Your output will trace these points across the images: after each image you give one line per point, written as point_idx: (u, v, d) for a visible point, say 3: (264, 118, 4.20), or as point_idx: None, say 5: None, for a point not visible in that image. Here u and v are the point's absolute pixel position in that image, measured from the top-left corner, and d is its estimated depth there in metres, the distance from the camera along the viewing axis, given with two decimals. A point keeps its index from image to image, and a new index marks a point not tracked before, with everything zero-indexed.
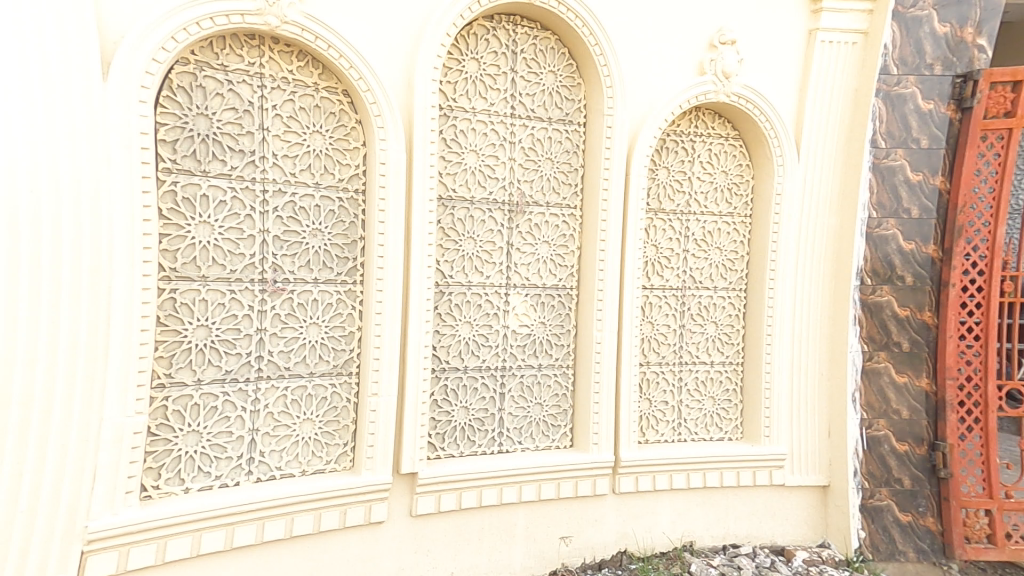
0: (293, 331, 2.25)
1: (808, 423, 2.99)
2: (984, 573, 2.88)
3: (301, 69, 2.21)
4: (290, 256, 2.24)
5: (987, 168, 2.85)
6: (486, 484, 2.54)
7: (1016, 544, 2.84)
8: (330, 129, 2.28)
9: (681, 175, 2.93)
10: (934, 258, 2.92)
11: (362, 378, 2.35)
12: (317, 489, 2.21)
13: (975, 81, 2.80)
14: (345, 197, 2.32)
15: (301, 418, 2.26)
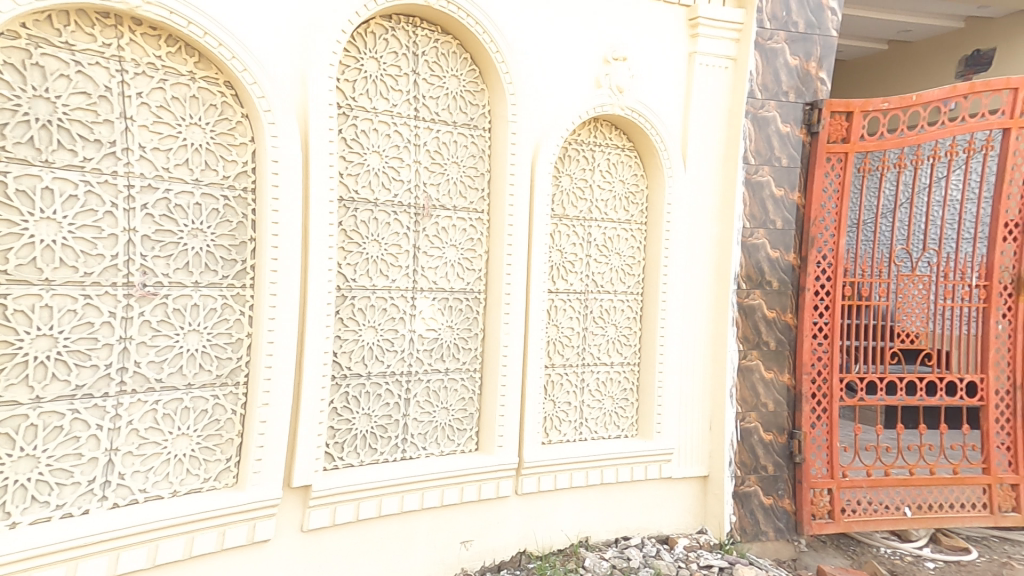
0: (167, 339, 2.05)
1: (693, 418, 3.26)
2: (824, 545, 3.31)
3: (171, 55, 2.03)
4: (165, 257, 2.04)
5: (831, 186, 3.30)
6: (386, 493, 2.49)
7: (849, 517, 3.29)
8: (211, 123, 2.12)
9: (583, 183, 3.09)
10: (794, 265, 3.33)
11: (250, 389, 2.20)
12: (187, 513, 2.03)
13: (819, 110, 3.22)
14: (231, 195, 2.16)
15: (174, 434, 2.07)
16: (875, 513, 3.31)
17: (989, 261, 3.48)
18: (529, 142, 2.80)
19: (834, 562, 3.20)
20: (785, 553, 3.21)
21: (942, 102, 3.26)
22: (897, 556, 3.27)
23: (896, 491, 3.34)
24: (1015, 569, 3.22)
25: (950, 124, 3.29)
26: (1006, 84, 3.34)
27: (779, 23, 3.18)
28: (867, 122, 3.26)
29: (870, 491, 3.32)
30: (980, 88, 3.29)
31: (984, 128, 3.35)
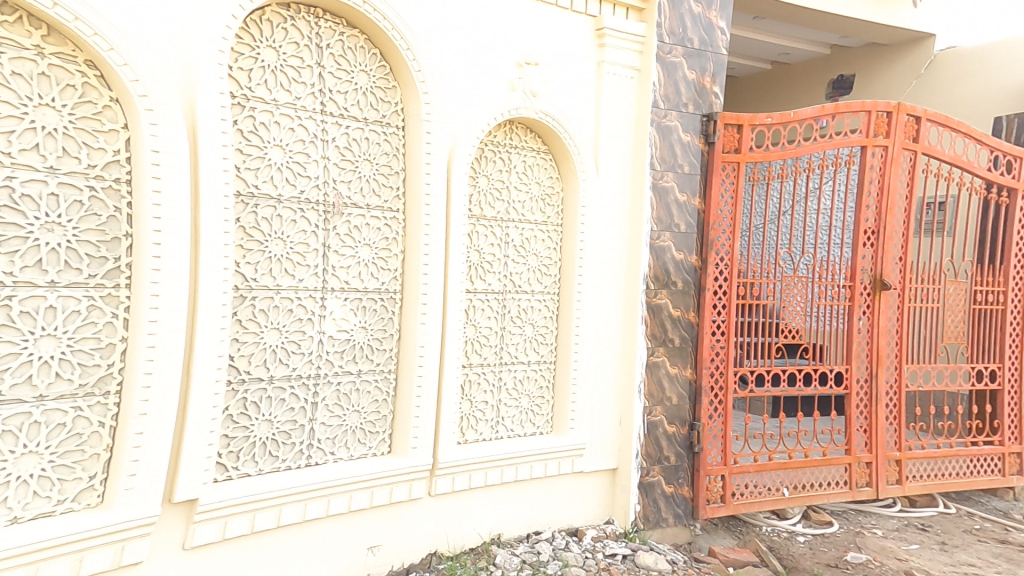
0: (11, 346, 1.82)
1: (603, 413, 3.41)
2: (716, 527, 3.61)
3: (11, 25, 1.81)
4: (9, 254, 1.81)
5: (727, 194, 3.59)
6: (286, 502, 2.38)
7: (739, 500, 3.60)
8: (69, 104, 1.91)
9: (501, 184, 3.12)
10: (696, 266, 3.58)
11: (123, 400, 2.01)
12: (36, 540, 1.82)
13: (714, 122, 3.49)
14: (98, 185, 1.96)
15: (19, 452, 1.84)
16: (759, 495, 3.65)
17: (853, 265, 3.96)
18: (445, 143, 2.79)
19: (722, 543, 3.48)
20: (682, 538, 3.45)
21: (813, 120, 3.65)
22: (775, 533, 3.61)
23: (776, 474, 3.71)
24: (867, 537, 3.67)
25: (821, 140, 3.70)
26: (863, 107, 3.80)
27: (677, 38, 3.37)
28: (754, 135, 3.59)
29: (756, 475, 3.66)
30: (842, 109, 3.72)
31: (846, 146, 3.80)
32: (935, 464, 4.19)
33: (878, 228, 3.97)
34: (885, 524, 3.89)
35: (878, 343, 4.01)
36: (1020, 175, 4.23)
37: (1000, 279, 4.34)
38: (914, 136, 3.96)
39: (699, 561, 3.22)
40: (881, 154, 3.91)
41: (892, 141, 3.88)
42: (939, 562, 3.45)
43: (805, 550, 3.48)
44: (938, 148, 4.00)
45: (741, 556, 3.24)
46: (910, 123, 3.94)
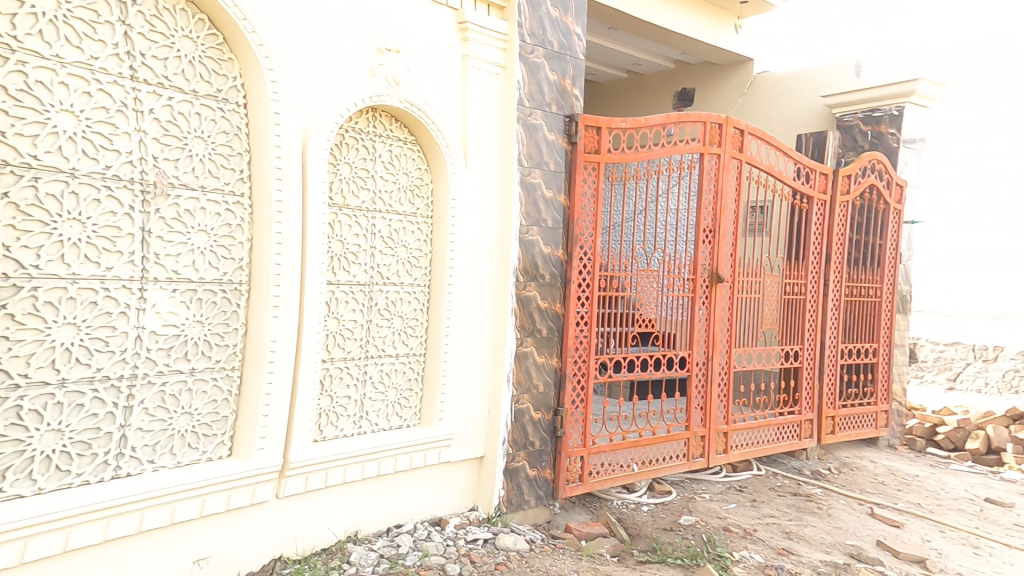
0: None
1: (472, 404, 3.44)
2: (574, 505, 3.87)
3: None
4: None
5: (589, 192, 3.81)
6: (78, 522, 2.10)
7: (595, 478, 3.88)
8: None
9: (364, 173, 3.01)
10: (562, 260, 3.75)
11: None
12: None
13: (576, 122, 3.66)
14: None
15: None
16: (613, 472, 3.97)
17: (695, 260, 4.45)
18: (297, 126, 2.62)
19: (578, 518, 3.73)
20: (542, 517, 3.63)
21: (660, 127, 4.02)
22: (623, 505, 3.97)
23: (628, 452, 4.07)
24: (697, 501, 4.24)
25: (667, 146, 4.10)
26: (699, 118, 4.26)
27: (538, 40, 3.49)
28: (611, 137, 3.85)
29: (610, 454, 3.98)
30: (682, 118, 4.15)
31: (686, 152, 4.24)
32: (753, 433, 4.93)
33: (714, 227, 4.50)
34: (711, 488, 4.53)
35: (713, 330, 4.56)
36: (817, 185, 5.08)
37: (803, 273, 5.17)
38: (739, 147, 4.54)
39: (556, 537, 3.43)
40: (715, 161, 4.42)
41: (723, 150, 4.41)
42: (749, 516, 4.18)
43: (647, 518, 3.88)
44: (758, 158, 4.62)
45: (593, 529, 3.51)
46: (736, 135, 4.51)
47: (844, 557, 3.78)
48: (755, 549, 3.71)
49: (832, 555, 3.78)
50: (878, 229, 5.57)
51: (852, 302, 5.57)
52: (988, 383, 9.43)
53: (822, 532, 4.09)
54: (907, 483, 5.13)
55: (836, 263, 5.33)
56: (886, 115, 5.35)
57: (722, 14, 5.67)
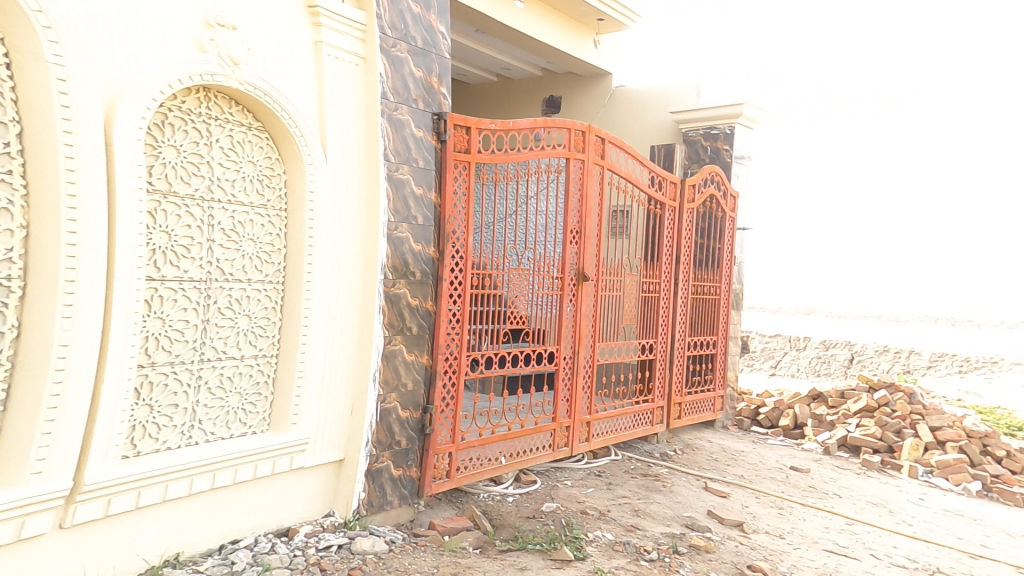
0: None
1: (333, 406, 3.27)
2: (439, 501, 3.91)
3: None
4: None
5: (460, 190, 3.78)
6: (30, 512, 2.22)
7: (462, 473, 3.89)
8: None
9: (197, 158, 2.73)
10: (434, 257, 3.65)
11: None
12: None
13: (444, 120, 3.62)
14: None
15: None
16: (481, 466, 4.03)
17: (564, 260, 4.69)
18: (91, 99, 2.30)
19: (443, 514, 3.74)
20: (404, 517, 3.57)
21: (528, 131, 4.18)
22: (489, 498, 4.09)
23: (496, 446, 4.17)
24: (559, 488, 4.50)
25: (535, 150, 4.27)
26: (564, 125, 4.50)
27: (399, 33, 3.42)
28: (480, 138, 3.89)
29: (479, 449, 4.03)
30: (549, 124, 4.36)
31: (553, 156, 4.45)
32: (612, 421, 5.36)
33: (580, 229, 4.79)
34: (573, 475, 4.84)
35: (579, 326, 4.86)
36: (667, 193, 5.67)
37: (657, 273, 5.73)
38: (601, 154, 4.88)
39: (419, 536, 3.41)
40: (580, 167, 4.71)
41: (586, 156, 4.71)
42: (605, 498, 4.56)
43: (511, 508, 4.04)
44: (617, 166, 5.01)
45: (457, 523, 3.55)
46: (598, 143, 4.83)
47: (681, 527, 4.31)
48: (607, 528, 4.06)
49: (671, 527, 4.28)
50: (718, 234, 6.33)
51: (698, 299, 6.29)
52: (799, 368, 11.84)
53: (665, 508, 4.61)
54: (735, 458, 5.96)
55: (684, 264, 5.98)
56: (722, 133, 6.09)
57: (582, 29, 6.05)
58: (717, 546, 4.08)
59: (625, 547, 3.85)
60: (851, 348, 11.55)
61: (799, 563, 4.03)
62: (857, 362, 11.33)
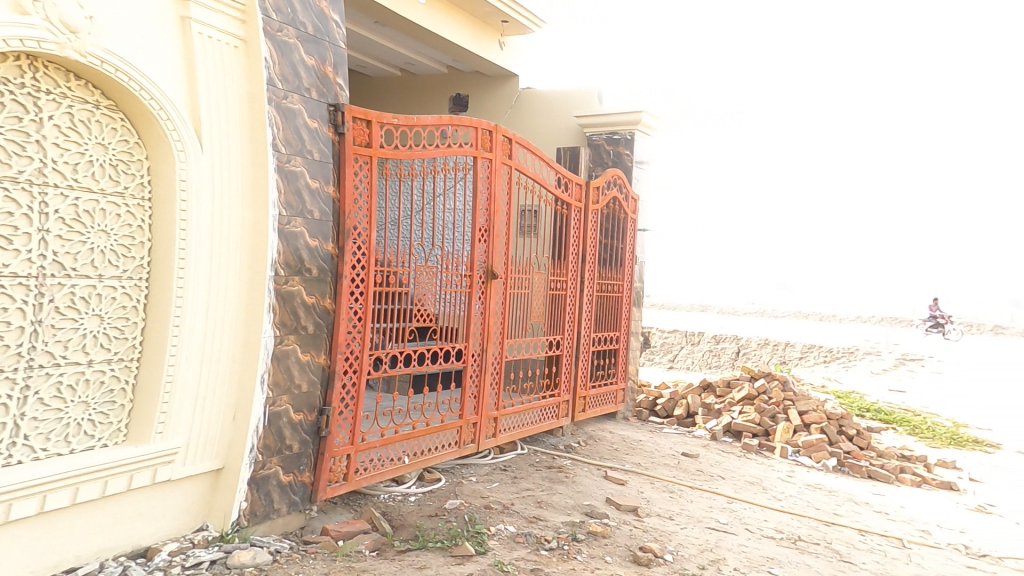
0: None
1: (211, 412, 3.06)
2: (335, 506, 3.78)
3: None
4: None
5: (362, 185, 3.64)
6: None
7: (361, 476, 3.79)
8: None
9: (22, 138, 2.47)
10: (333, 254, 3.47)
11: None
12: None
13: (342, 112, 3.47)
14: None
15: None
16: (383, 467, 3.96)
17: (472, 258, 4.71)
18: None
19: (338, 518, 3.63)
20: (294, 524, 3.41)
21: (433, 127, 4.14)
22: (390, 498, 4.03)
23: (400, 446, 4.11)
24: (464, 484, 4.53)
25: (441, 147, 4.24)
26: (471, 123, 4.51)
27: (286, 18, 3.24)
28: (383, 132, 3.78)
29: (381, 449, 3.95)
30: (455, 121, 4.34)
31: (459, 154, 4.43)
32: (520, 416, 5.47)
33: (488, 228, 4.83)
34: (478, 471, 4.89)
35: (488, 323, 4.90)
36: (573, 194, 5.89)
37: (564, 272, 5.93)
38: (508, 154, 4.96)
39: (309, 543, 3.28)
40: (488, 166, 4.75)
41: (494, 155, 4.76)
42: (509, 492, 4.66)
43: (413, 507, 4.01)
44: (524, 166, 5.13)
45: (353, 527, 3.47)
46: (505, 143, 4.91)
47: (581, 515, 4.51)
48: (509, 521, 4.16)
49: (572, 516, 4.47)
50: (621, 234, 6.68)
51: (602, 296, 6.60)
52: (693, 360, 13.36)
53: (567, 497, 4.80)
54: (633, 447, 6.34)
55: (590, 263, 6.25)
56: (623, 138, 6.39)
57: (488, 31, 6.11)
58: (613, 531, 4.32)
59: (526, 539, 3.96)
60: (737, 342, 13.29)
61: (684, 541, 4.38)
62: (742, 355, 12.92)
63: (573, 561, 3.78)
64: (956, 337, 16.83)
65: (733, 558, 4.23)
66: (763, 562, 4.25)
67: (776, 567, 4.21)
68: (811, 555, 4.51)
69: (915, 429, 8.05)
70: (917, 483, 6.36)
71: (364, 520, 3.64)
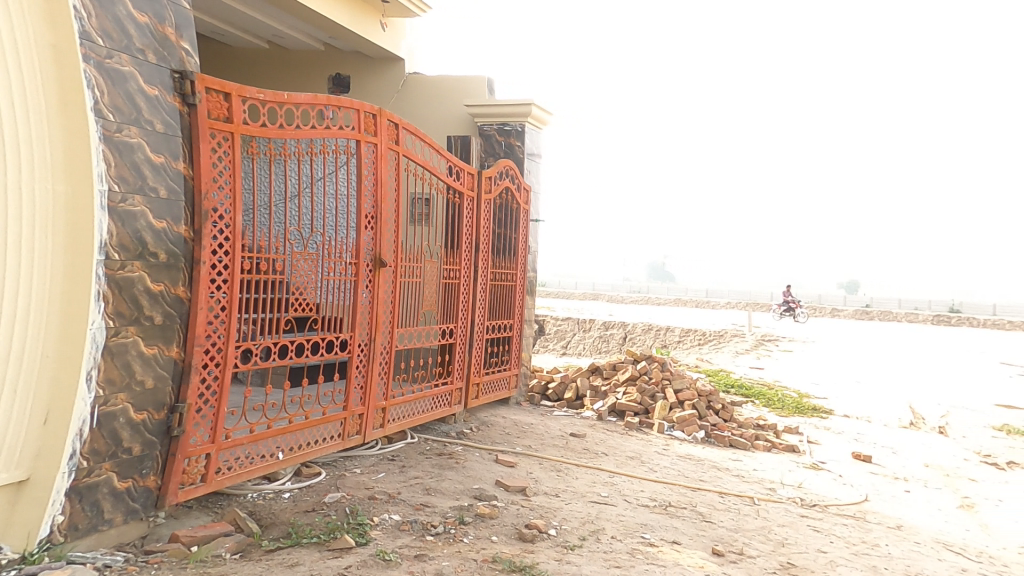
0: None
1: (12, 413, 2.73)
2: (189, 511, 3.53)
3: None
4: None
5: (222, 163, 3.36)
6: None
7: (223, 475, 3.55)
8: None
9: None
10: (187, 238, 3.20)
11: None
12: None
13: (190, 81, 3.18)
14: None
15: None
16: (251, 464, 3.74)
17: (357, 245, 4.55)
18: None
19: (193, 523, 3.42)
20: (133, 534, 3.13)
21: (308, 106, 3.93)
22: (259, 497, 3.85)
23: (273, 441, 3.91)
24: (346, 477, 4.42)
25: (320, 128, 4.04)
26: (352, 105, 4.34)
27: None
28: (246, 107, 3.52)
29: (250, 446, 3.74)
30: (334, 102, 4.16)
31: (340, 136, 4.25)
32: (410, 406, 5.42)
33: (376, 214, 4.67)
34: (363, 462, 4.80)
35: (376, 312, 4.77)
36: (465, 183, 5.92)
37: (457, 261, 5.94)
38: (395, 140, 4.85)
39: (153, 554, 3.04)
40: (373, 150, 4.61)
41: (379, 139, 4.62)
42: (395, 481, 4.62)
43: (286, 504, 3.87)
44: (413, 153, 5.05)
45: (210, 530, 3.26)
46: (391, 128, 4.79)
47: (469, 499, 4.59)
48: (395, 510, 4.14)
49: (460, 501, 4.54)
50: (513, 224, 6.83)
51: (495, 285, 6.71)
52: (584, 346, 14.69)
53: (456, 483, 4.86)
54: (524, 430, 6.57)
55: (483, 253, 6.32)
56: (514, 130, 6.55)
57: (369, 11, 5.95)
58: (500, 511, 4.46)
59: (411, 526, 3.96)
60: (624, 328, 14.63)
61: (568, 515, 4.64)
62: (627, 340, 14.34)
63: (458, 544, 3.85)
64: (802, 319, 19.66)
65: (611, 527, 4.56)
66: (637, 528, 4.62)
67: (648, 532, 4.60)
68: (679, 519, 4.98)
69: (769, 401, 9.18)
70: (768, 448, 7.27)
71: (226, 522, 3.46)
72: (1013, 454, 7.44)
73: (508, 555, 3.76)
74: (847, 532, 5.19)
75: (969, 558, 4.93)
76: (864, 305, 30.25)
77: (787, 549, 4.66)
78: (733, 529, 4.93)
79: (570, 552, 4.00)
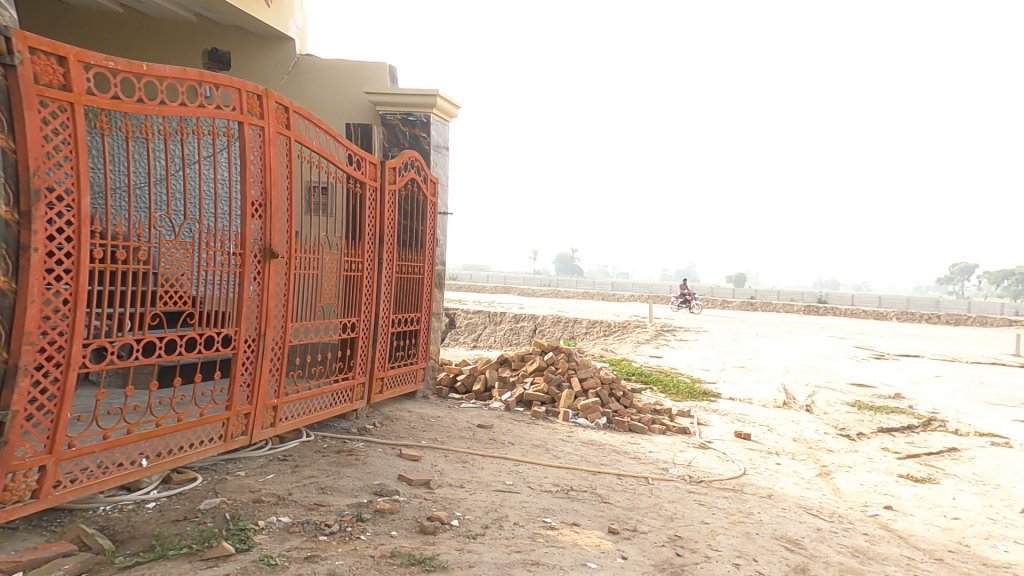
0: None
1: None
2: (14, 530, 3.28)
3: None
4: None
5: (58, 137, 3.02)
6: None
7: (63, 490, 3.22)
8: None
9: None
10: (10, 221, 2.85)
11: None
12: None
13: (6, 38, 2.79)
14: None
15: None
16: (103, 475, 3.43)
17: (243, 234, 4.25)
18: None
19: (18, 546, 3.13)
20: None
21: (174, 80, 3.62)
22: (114, 510, 3.59)
23: (134, 447, 3.61)
24: (228, 481, 4.19)
25: (192, 106, 3.75)
26: (232, 83, 4.07)
27: None
28: (89, 75, 3.18)
29: (103, 454, 3.43)
30: (209, 78, 3.87)
31: (217, 116, 3.96)
32: (305, 403, 5.19)
33: (264, 201, 4.39)
34: (249, 464, 4.57)
35: (267, 305, 4.49)
36: (367, 173, 5.74)
37: (359, 252, 5.75)
38: (285, 124, 4.61)
39: None
40: (259, 133, 4.34)
41: (266, 123, 4.37)
42: (286, 482, 4.44)
43: (150, 515, 3.63)
44: (306, 138, 4.82)
45: (41, 553, 3.02)
46: (280, 111, 4.55)
47: (369, 495, 4.49)
48: (284, 512, 3.96)
49: (358, 497, 4.43)
50: (421, 217, 6.75)
51: (402, 278, 6.60)
52: (494, 338, 15.63)
53: (355, 480, 4.73)
54: (430, 424, 6.55)
55: (387, 245, 6.18)
56: (419, 120, 6.55)
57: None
58: (402, 506, 4.40)
59: (302, 527, 3.81)
60: (533, 321, 15.54)
61: (471, 505, 4.68)
62: (537, 332, 15.27)
63: (355, 541, 3.76)
64: (698, 311, 21.53)
65: (514, 514, 4.66)
66: (539, 513, 4.77)
67: (549, 516, 4.76)
68: (578, 502, 5.20)
69: (665, 387, 9.85)
70: (662, 431, 7.80)
71: (68, 539, 3.22)
72: (862, 427, 8.56)
73: (407, 549, 3.73)
74: (727, 504, 5.70)
75: (825, 518, 5.60)
76: (749, 296, 33.42)
77: (675, 523, 5.02)
78: (627, 508, 5.23)
79: (472, 541, 4.05)
